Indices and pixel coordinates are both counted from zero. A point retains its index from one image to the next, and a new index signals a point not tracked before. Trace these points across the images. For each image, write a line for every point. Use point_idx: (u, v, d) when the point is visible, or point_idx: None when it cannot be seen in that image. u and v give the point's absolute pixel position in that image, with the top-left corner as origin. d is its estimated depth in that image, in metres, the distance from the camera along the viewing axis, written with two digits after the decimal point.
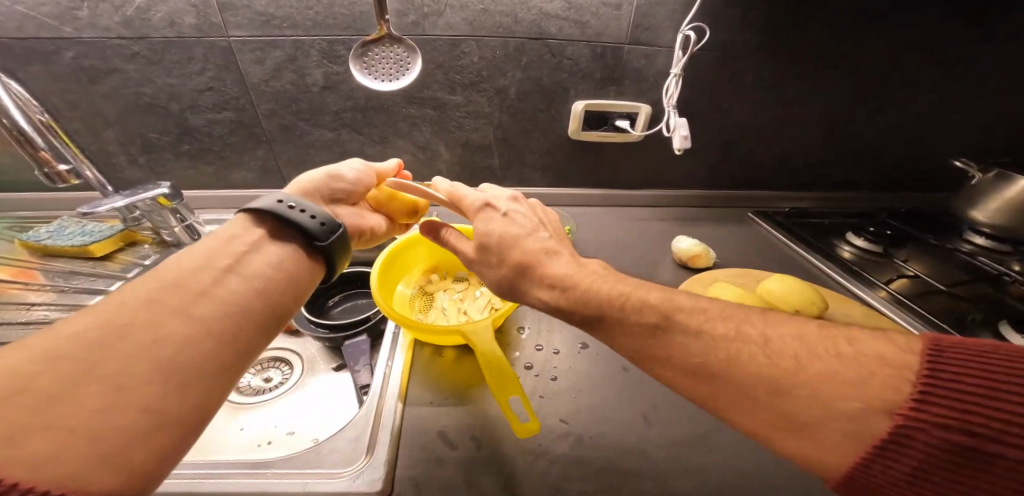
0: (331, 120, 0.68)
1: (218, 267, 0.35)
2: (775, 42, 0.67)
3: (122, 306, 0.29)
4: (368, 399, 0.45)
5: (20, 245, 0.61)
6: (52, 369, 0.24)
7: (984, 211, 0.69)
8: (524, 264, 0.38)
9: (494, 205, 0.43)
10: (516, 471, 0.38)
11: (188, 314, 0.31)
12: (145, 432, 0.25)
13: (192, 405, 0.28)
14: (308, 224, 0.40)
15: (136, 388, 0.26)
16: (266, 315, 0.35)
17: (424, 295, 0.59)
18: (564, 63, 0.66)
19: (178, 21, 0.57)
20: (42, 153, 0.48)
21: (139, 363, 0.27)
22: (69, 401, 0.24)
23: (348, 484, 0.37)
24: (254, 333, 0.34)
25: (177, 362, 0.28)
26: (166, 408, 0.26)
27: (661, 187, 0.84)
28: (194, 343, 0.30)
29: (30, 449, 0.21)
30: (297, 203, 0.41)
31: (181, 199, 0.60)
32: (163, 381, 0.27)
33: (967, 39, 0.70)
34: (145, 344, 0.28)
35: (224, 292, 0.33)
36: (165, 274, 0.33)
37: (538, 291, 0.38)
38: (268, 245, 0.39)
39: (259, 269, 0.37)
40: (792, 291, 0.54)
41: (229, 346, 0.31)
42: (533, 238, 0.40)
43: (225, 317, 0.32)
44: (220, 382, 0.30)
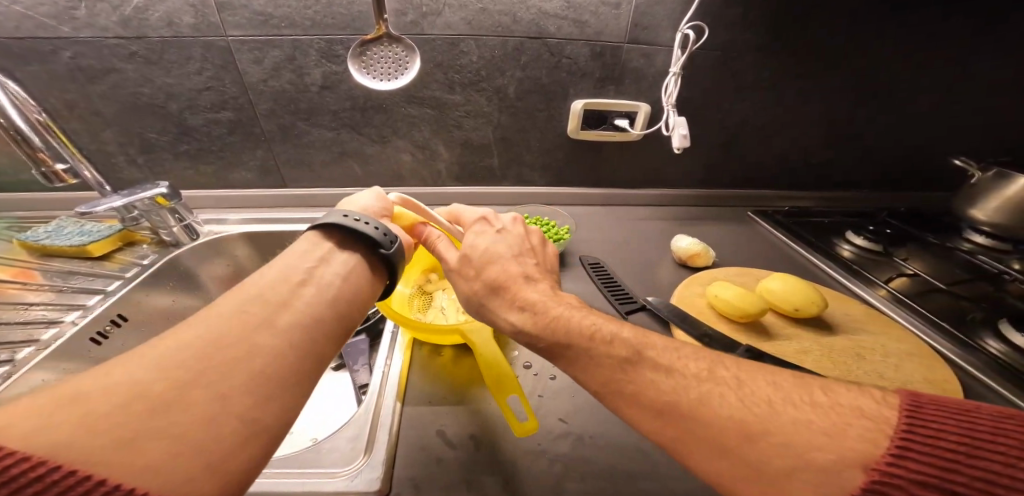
0: (331, 119, 0.68)
1: (293, 280, 0.35)
2: (774, 42, 0.67)
3: (217, 318, 0.30)
4: (367, 398, 0.45)
5: (19, 245, 0.61)
6: (161, 376, 0.25)
7: (984, 209, 0.69)
8: (502, 279, 0.41)
9: (489, 223, 0.47)
10: (515, 472, 0.38)
11: (274, 324, 0.31)
12: (240, 441, 0.25)
13: (280, 416, 0.28)
14: (372, 235, 0.40)
15: (230, 397, 0.26)
16: (339, 324, 0.35)
17: (423, 294, 0.59)
18: (564, 62, 0.66)
19: (176, 21, 0.57)
20: (40, 153, 0.49)
21: (236, 373, 0.27)
22: (176, 408, 0.24)
23: (347, 484, 0.37)
24: (332, 342, 0.34)
25: (267, 372, 0.29)
26: (256, 419, 0.27)
27: (661, 186, 0.84)
28: (280, 353, 0.30)
29: (148, 455, 0.22)
30: (360, 216, 0.41)
31: (179, 199, 0.60)
32: (256, 390, 0.27)
33: (967, 39, 0.70)
34: (237, 354, 0.28)
35: (304, 303, 0.34)
36: (252, 287, 0.34)
37: (507, 313, 0.39)
38: (335, 256, 0.39)
39: (329, 278, 0.37)
40: (792, 291, 0.54)
41: (310, 356, 0.31)
42: (515, 261, 0.43)
43: (306, 327, 0.32)
44: (305, 393, 0.30)
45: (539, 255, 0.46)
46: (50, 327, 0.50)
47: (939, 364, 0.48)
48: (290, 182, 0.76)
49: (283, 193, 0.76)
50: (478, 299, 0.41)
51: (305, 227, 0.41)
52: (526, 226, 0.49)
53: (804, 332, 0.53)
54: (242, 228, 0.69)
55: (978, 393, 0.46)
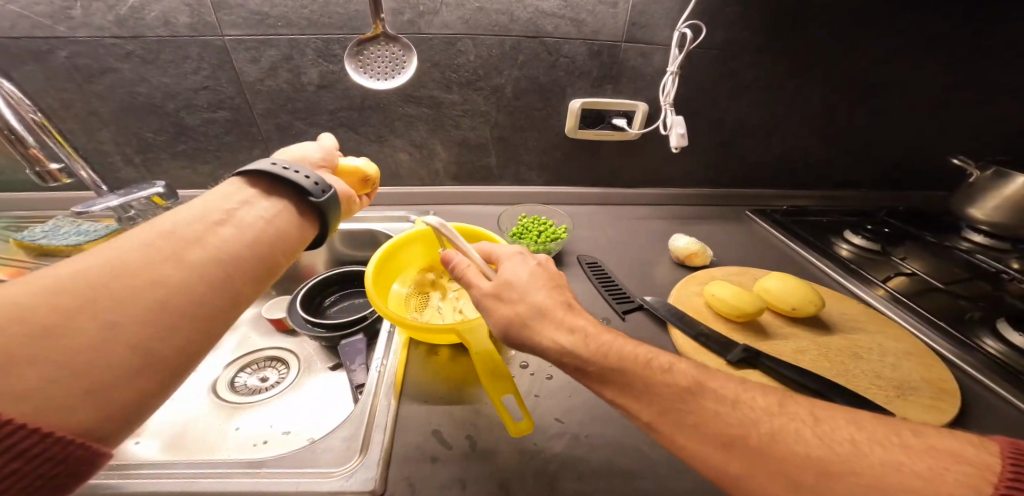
0: (328, 119, 0.68)
1: (209, 220, 0.34)
2: (772, 41, 0.67)
3: (116, 250, 0.29)
4: (362, 398, 0.44)
5: (16, 245, 0.61)
6: (45, 304, 0.25)
7: (983, 207, 0.69)
8: (546, 307, 0.36)
9: (528, 255, 0.43)
10: (513, 471, 0.38)
11: (181, 261, 0.31)
12: (131, 370, 0.26)
13: (178, 347, 0.28)
14: (301, 182, 0.40)
15: (123, 328, 0.26)
16: (257, 265, 0.35)
17: (421, 293, 0.59)
18: (561, 61, 0.66)
19: (172, 21, 0.57)
20: (34, 152, 0.49)
21: (131, 303, 0.27)
22: (61, 336, 0.24)
23: (341, 483, 0.37)
24: (246, 282, 0.34)
25: (167, 307, 0.28)
26: (153, 350, 0.27)
27: (660, 185, 0.84)
28: (185, 289, 0.30)
29: (24, 379, 0.22)
30: (290, 165, 0.41)
31: (175, 198, 0.60)
32: (154, 323, 0.27)
33: (966, 38, 0.70)
34: (136, 285, 0.28)
35: (218, 243, 0.33)
36: (162, 224, 0.32)
37: (552, 331, 0.35)
38: (262, 201, 0.38)
39: (250, 222, 0.36)
40: (792, 290, 0.54)
41: (220, 295, 0.32)
42: (558, 293, 0.38)
43: (217, 266, 0.32)
44: (208, 329, 0.30)
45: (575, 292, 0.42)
46: None
47: (937, 363, 0.48)
48: None
49: None
50: (519, 321, 0.36)
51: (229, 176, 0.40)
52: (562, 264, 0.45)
53: (803, 331, 0.53)
54: None
55: (976, 393, 0.46)
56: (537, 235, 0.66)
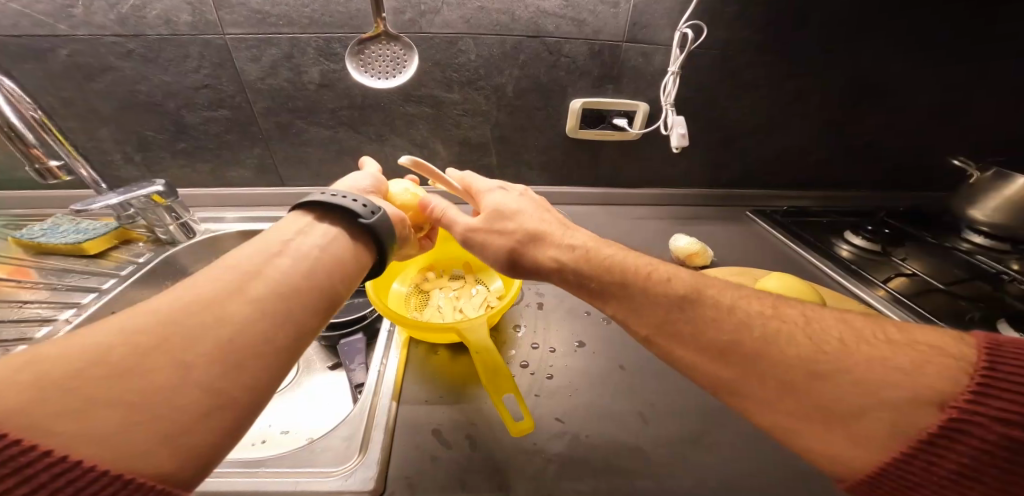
0: (329, 118, 0.68)
1: (268, 252, 0.34)
2: (773, 41, 0.67)
3: (186, 289, 0.29)
4: (362, 398, 0.44)
5: (14, 244, 0.60)
6: (121, 344, 0.24)
7: (983, 209, 0.69)
8: (538, 229, 0.43)
9: (506, 189, 0.50)
10: (509, 470, 0.38)
11: (246, 295, 0.30)
12: (205, 410, 0.24)
13: (248, 384, 0.27)
14: (352, 206, 0.40)
15: (195, 365, 0.25)
16: (318, 293, 0.34)
17: (420, 292, 0.59)
18: (561, 61, 0.66)
19: (173, 19, 0.57)
20: (34, 150, 0.49)
21: (202, 341, 0.26)
22: (136, 375, 0.23)
23: (341, 483, 0.36)
24: (310, 314, 0.33)
25: (234, 341, 0.27)
26: (225, 386, 0.26)
27: (660, 186, 0.84)
28: (250, 321, 0.29)
29: (100, 422, 0.21)
30: (341, 193, 0.41)
31: (175, 197, 0.60)
32: (225, 360, 0.26)
33: (967, 37, 0.70)
34: (204, 321, 0.27)
35: (278, 274, 0.32)
36: (226, 259, 0.33)
37: (554, 250, 0.42)
38: (318, 228, 0.38)
39: (306, 249, 0.36)
40: (791, 290, 0.53)
41: (284, 329, 0.30)
42: (541, 213, 0.46)
43: (281, 299, 0.31)
44: (275, 364, 0.29)
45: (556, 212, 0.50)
46: (44, 325, 0.50)
47: None
48: (288, 181, 0.76)
49: (280, 192, 0.76)
50: (521, 248, 0.43)
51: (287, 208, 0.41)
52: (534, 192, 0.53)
53: None
54: (239, 227, 0.69)
55: None
56: None
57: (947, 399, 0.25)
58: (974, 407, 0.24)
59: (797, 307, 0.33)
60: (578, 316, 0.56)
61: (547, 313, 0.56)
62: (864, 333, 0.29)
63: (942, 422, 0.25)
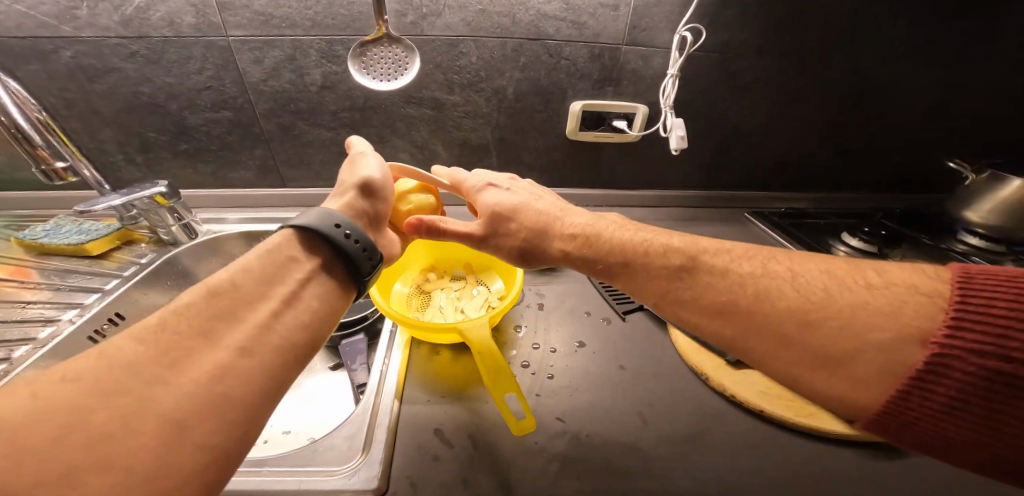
0: (330, 119, 0.69)
1: (272, 297, 0.35)
2: (772, 44, 0.68)
3: (174, 339, 0.29)
4: (365, 398, 0.44)
5: (16, 244, 0.60)
6: (108, 405, 0.25)
7: (978, 211, 0.70)
8: (540, 223, 0.45)
9: (496, 184, 0.49)
10: (512, 470, 0.39)
11: (239, 347, 0.31)
12: (193, 469, 0.25)
13: (237, 439, 0.28)
14: (355, 255, 0.39)
15: (186, 423, 0.26)
16: (308, 344, 0.35)
17: (422, 293, 0.59)
18: (562, 63, 0.66)
19: (177, 21, 0.57)
20: (40, 151, 0.49)
21: (191, 399, 0.27)
22: (123, 437, 0.24)
23: (344, 482, 0.37)
24: (298, 366, 0.34)
25: (226, 396, 0.28)
26: (214, 443, 0.26)
27: (660, 187, 0.85)
28: (243, 376, 0.29)
29: (84, 491, 0.22)
30: (352, 229, 0.40)
31: (179, 198, 0.60)
32: (216, 416, 0.27)
33: (963, 39, 0.71)
34: (196, 378, 0.28)
35: (274, 323, 0.33)
36: (220, 301, 0.33)
37: (559, 243, 0.44)
38: (318, 275, 0.38)
39: (307, 299, 0.36)
40: None
41: (274, 380, 0.31)
42: (539, 203, 0.47)
43: (274, 350, 0.32)
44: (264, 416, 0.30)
45: (552, 196, 0.51)
46: (47, 326, 0.50)
47: None
48: (290, 182, 0.76)
49: (282, 193, 0.76)
50: (528, 244, 0.45)
51: (283, 226, 0.40)
52: (524, 179, 0.53)
53: None
54: (241, 228, 0.69)
55: None
56: None
57: (926, 337, 0.29)
58: (950, 342, 0.28)
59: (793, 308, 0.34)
60: (579, 315, 0.56)
61: (548, 313, 0.56)
62: (846, 282, 0.33)
63: (926, 358, 0.28)
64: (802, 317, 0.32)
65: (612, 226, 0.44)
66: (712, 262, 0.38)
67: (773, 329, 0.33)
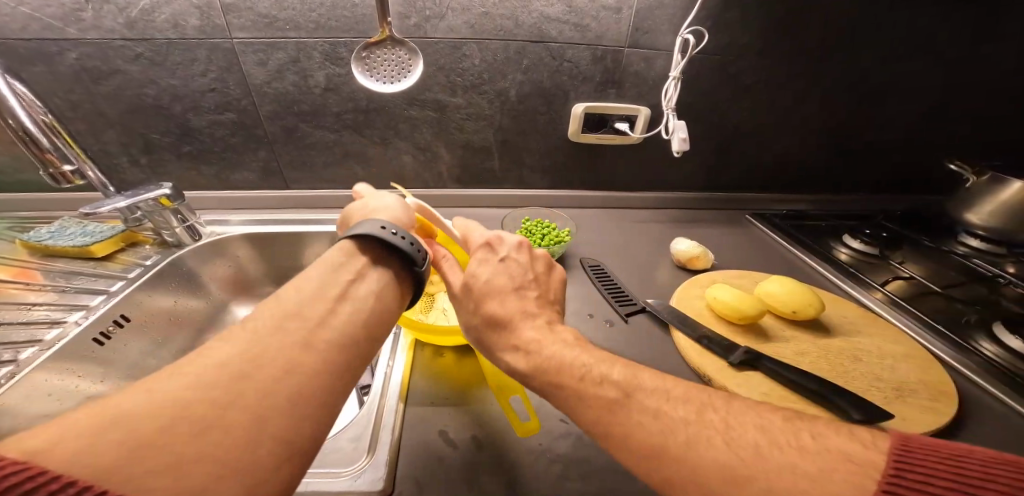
0: (333, 121, 0.69)
1: (329, 296, 0.35)
2: (774, 46, 0.68)
3: (251, 339, 0.30)
4: (370, 399, 0.45)
5: (21, 245, 0.61)
6: (204, 398, 0.26)
7: (979, 212, 0.70)
8: (496, 320, 0.40)
9: (487, 255, 0.44)
10: (518, 469, 0.39)
11: (308, 344, 0.31)
12: (272, 463, 0.25)
13: (313, 434, 0.28)
14: (406, 250, 0.40)
15: (271, 417, 0.26)
16: (371, 342, 0.35)
17: (426, 295, 0.60)
18: (565, 66, 0.67)
19: (182, 23, 0.58)
20: (47, 154, 0.49)
21: (268, 396, 0.27)
22: (217, 429, 0.25)
23: (350, 483, 0.37)
24: (361, 363, 0.34)
25: (303, 391, 0.29)
26: (294, 436, 0.27)
27: (662, 189, 0.85)
28: (317, 372, 0.30)
29: (187, 479, 0.22)
30: (397, 229, 0.41)
31: (182, 200, 0.60)
32: (295, 412, 0.28)
33: (964, 41, 0.71)
34: (275, 374, 0.28)
35: (339, 323, 0.34)
36: (287, 304, 0.33)
37: (504, 351, 0.39)
38: (370, 271, 0.39)
39: (364, 297, 0.36)
40: (791, 295, 0.54)
41: (341, 374, 0.31)
42: (509, 298, 0.41)
43: (339, 347, 0.32)
44: (335, 412, 0.30)
45: (537, 290, 0.44)
46: (53, 328, 0.51)
47: (933, 366, 0.49)
48: (292, 183, 0.76)
49: (284, 194, 0.76)
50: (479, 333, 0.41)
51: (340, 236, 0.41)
52: (529, 252, 0.46)
53: (804, 334, 0.54)
54: (244, 229, 0.69)
55: (973, 395, 0.47)
56: (541, 238, 0.66)
57: None
58: None
59: None
60: (580, 317, 0.57)
61: None
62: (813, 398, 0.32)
63: None
64: (736, 482, 0.27)
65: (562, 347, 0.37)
66: (646, 400, 0.33)
67: (699, 483, 0.28)
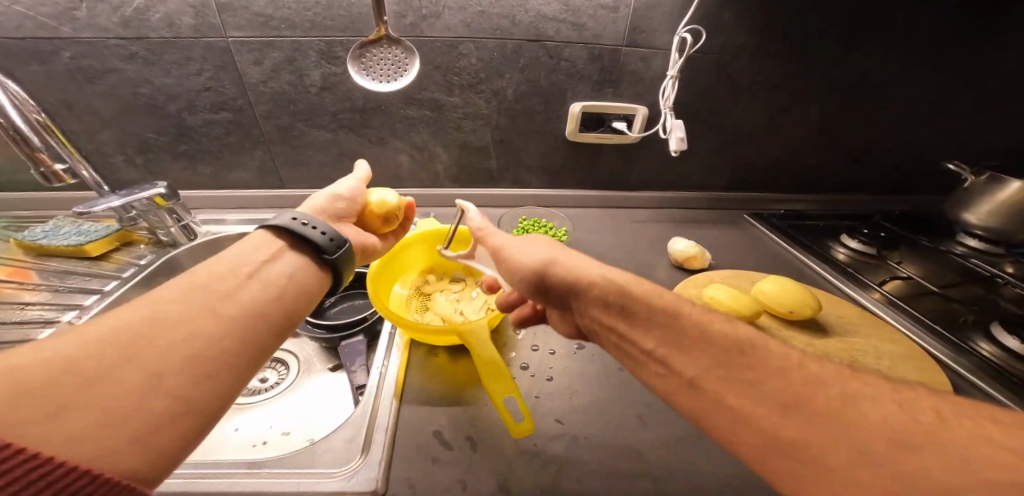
0: (329, 121, 0.69)
1: (241, 274, 0.35)
2: (772, 45, 0.68)
3: (154, 303, 0.30)
4: (364, 399, 0.45)
5: (16, 245, 0.60)
6: (94, 356, 0.25)
7: (977, 212, 0.70)
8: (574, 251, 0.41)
9: None
10: (513, 470, 0.39)
11: (216, 311, 0.32)
12: (166, 416, 0.26)
13: (212, 394, 0.28)
14: (315, 239, 0.40)
15: (166, 376, 0.27)
16: (284, 314, 0.36)
17: (421, 295, 0.59)
18: (562, 65, 0.66)
19: (177, 22, 0.57)
20: (39, 154, 0.49)
21: (168, 354, 0.28)
22: (106, 384, 0.25)
23: (343, 484, 0.37)
24: (275, 337, 0.35)
25: (202, 354, 0.29)
26: (191, 395, 0.27)
27: (659, 188, 0.85)
28: (218, 338, 0.30)
29: (68, 427, 0.22)
30: (309, 220, 0.41)
31: (178, 199, 0.60)
32: (192, 372, 0.28)
33: (964, 40, 0.71)
34: (174, 337, 0.29)
35: (247, 295, 0.34)
36: (197, 277, 0.34)
37: (601, 265, 0.38)
38: (284, 256, 0.39)
39: (275, 276, 0.37)
40: (788, 295, 0.54)
41: (251, 346, 0.32)
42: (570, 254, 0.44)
43: (250, 317, 0.33)
44: (239, 376, 0.31)
45: None
46: (46, 327, 0.50)
47: (931, 367, 0.49)
48: (289, 183, 0.76)
49: (281, 193, 0.76)
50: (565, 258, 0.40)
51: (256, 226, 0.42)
52: None
53: (800, 335, 0.54)
54: (241, 229, 0.69)
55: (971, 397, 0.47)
56: None
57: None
58: None
59: None
60: None
61: None
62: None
63: None
64: None
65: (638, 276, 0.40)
66: None
67: None
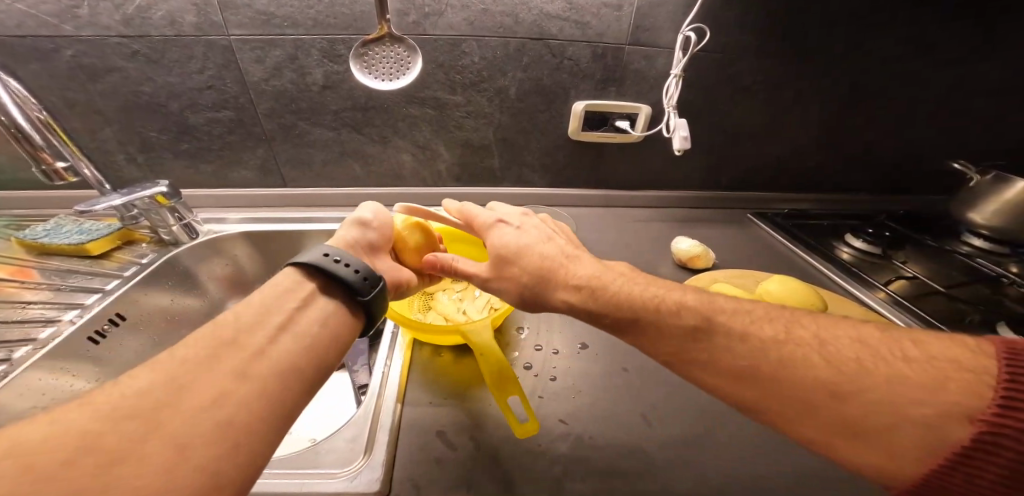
0: (331, 119, 0.68)
1: (270, 325, 0.34)
2: (776, 45, 0.68)
3: (180, 364, 0.29)
4: (367, 399, 0.44)
5: (16, 243, 0.60)
6: (118, 428, 0.24)
7: (983, 212, 0.69)
8: (543, 268, 0.41)
9: (507, 221, 0.46)
10: (515, 471, 0.38)
11: (242, 373, 0.30)
12: (199, 495, 0.24)
13: (243, 464, 0.27)
14: (348, 279, 0.39)
15: (192, 448, 0.25)
16: (313, 369, 0.34)
17: (424, 294, 0.59)
18: (565, 63, 0.66)
19: (178, 20, 0.57)
20: (41, 152, 0.49)
21: (195, 422, 0.26)
22: (132, 460, 0.23)
23: (346, 484, 0.37)
24: (307, 393, 0.33)
25: (230, 421, 0.27)
26: (221, 466, 0.25)
27: (662, 188, 0.84)
28: (248, 400, 0.29)
29: None
30: (341, 256, 0.40)
31: (179, 197, 0.60)
32: (217, 441, 0.26)
33: (968, 39, 0.70)
34: (202, 403, 0.27)
35: (275, 353, 0.32)
36: (223, 331, 0.32)
37: (562, 293, 0.40)
38: (317, 301, 0.38)
39: (306, 325, 0.36)
40: (793, 294, 0.54)
41: (282, 405, 0.30)
42: (546, 248, 0.43)
43: (279, 375, 0.31)
44: (270, 444, 0.29)
45: (564, 238, 0.47)
46: (47, 326, 0.50)
47: None
48: (290, 182, 0.76)
49: (283, 193, 0.76)
50: (530, 284, 0.41)
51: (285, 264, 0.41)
52: (538, 214, 0.49)
53: None
54: (243, 228, 0.69)
55: None
56: None
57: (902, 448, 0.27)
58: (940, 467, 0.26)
59: (812, 320, 0.34)
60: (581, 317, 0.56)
61: (549, 315, 0.56)
62: (881, 351, 0.30)
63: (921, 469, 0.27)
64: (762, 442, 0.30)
65: (620, 276, 0.40)
66: None
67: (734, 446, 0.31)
